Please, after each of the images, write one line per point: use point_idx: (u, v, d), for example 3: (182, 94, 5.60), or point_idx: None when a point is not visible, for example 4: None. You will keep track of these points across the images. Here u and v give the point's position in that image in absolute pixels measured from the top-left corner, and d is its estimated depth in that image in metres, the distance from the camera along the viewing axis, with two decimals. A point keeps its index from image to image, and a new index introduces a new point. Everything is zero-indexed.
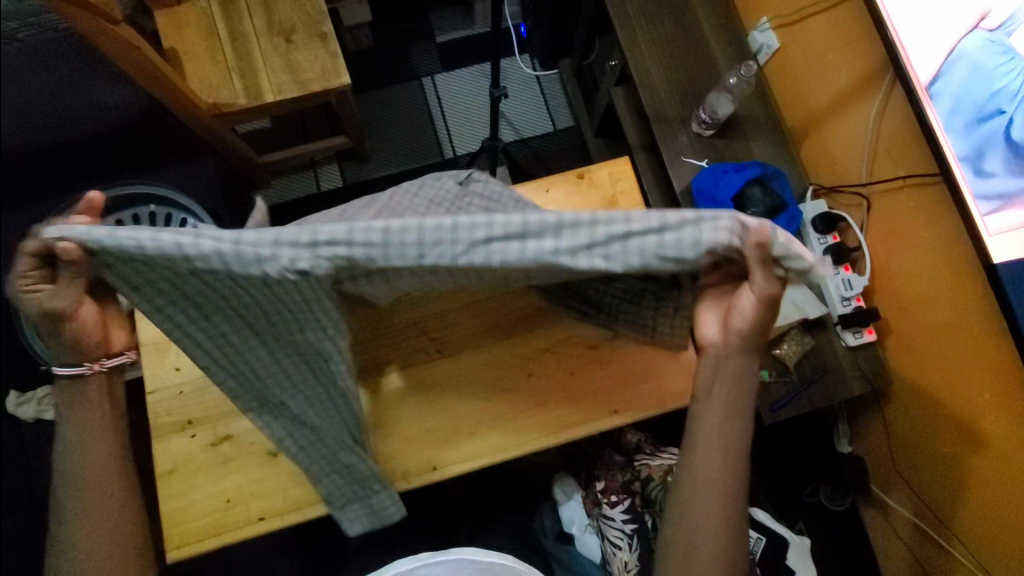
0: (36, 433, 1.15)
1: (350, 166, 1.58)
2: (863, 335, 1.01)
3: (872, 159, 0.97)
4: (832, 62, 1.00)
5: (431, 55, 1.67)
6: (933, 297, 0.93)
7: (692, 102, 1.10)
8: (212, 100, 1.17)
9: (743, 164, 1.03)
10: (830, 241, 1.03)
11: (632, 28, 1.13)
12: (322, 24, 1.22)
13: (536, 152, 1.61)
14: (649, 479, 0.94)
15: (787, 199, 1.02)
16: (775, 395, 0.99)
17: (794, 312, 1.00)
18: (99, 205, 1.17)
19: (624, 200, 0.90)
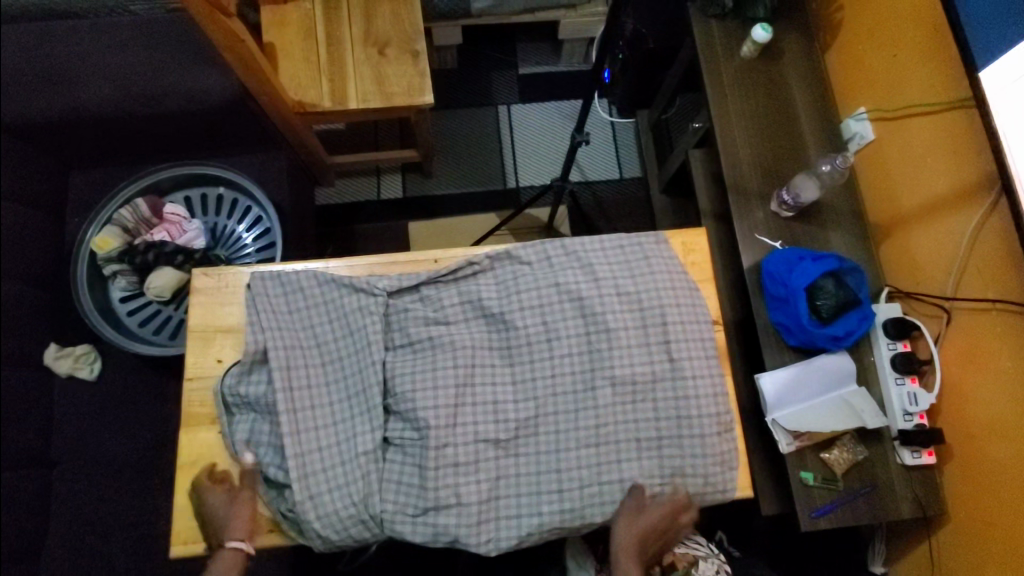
0: (66, 389, 1.15)
1: (413, 179, 1.59)
2: (921, 456, 0.94)
3: (960, 274, 0.92)
4: (932, 167, 0.96)
5: (511, 84, 1.68)
6: (1005, 433, 0.86)
7: (774, 180, 1.07)
8: (299, 99, 1.20)
9: (820, 254, 0.99)
10: (899, 348, 0.97)
11: (723, 95, 1.11)
12: (416, 43, 1.24)
13: (598, 196, 1.60)
14: (672, 568, 0.84)
15: (862, 297, 0.97)
16: (817, 501, 0.93)
17: (852, 418, 0.93)
18: (173, 180, 1.19)
19: (693, 272, 0.91)
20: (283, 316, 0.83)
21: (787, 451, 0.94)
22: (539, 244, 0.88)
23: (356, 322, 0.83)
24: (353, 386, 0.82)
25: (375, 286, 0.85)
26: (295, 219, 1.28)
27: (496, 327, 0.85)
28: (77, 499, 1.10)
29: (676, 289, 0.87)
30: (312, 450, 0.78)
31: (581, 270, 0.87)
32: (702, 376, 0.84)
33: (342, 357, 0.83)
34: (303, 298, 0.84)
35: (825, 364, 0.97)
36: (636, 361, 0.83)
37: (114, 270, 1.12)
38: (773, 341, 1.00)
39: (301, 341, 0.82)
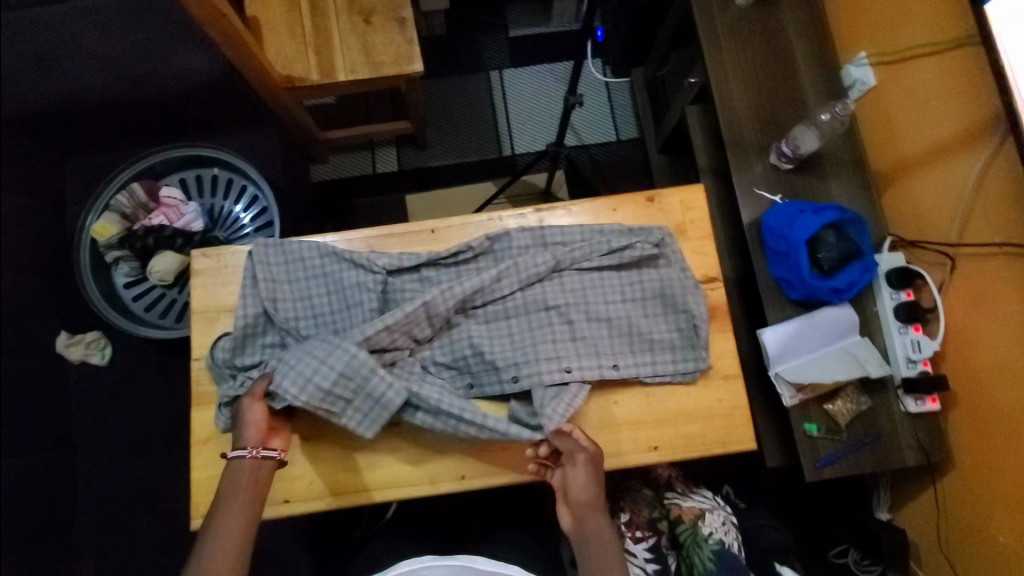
0: (80, 376, 1.17)
1: (408, 151, 1.58)
2: (925, 403, 0.95)
3: (965, 219, 0.91)
4: (936, 110, 0.93)
5: (503, 49, 1.64)
6: (1012, 378, 0.86)
7: (774, 133, 1.05)
8: (287, 73, 1.17)
9: (822, 206, 0.97)
10: (903, 297, 0.97)
11: (720, 47, 1.08)
12: (402, 9, 1.21)
13: (596, 160, 1.57)
14: (679, 520, 0.86)
15: (865, 248, 0.96)
16: (821, 451, 0.94)
17: (855, 368, 0.94)
18: (166, 162, 1.18)
19: (692, 230, 0.88)
20: (284, 287, 0.83)
21: (790, 404, 0.95)
22: (536, 228, 0.86)
23: (354, 297, 0.83)
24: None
25: (374, 263, 0.84)
26: (291, 198, 1.28)
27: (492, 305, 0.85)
28: (98, 479, 1.14)
29: (666, 281, 0.84)
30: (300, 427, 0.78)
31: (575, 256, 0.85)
32: (673, 364, 0.82)
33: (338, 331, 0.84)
34: (302, 272, 0.84)
35: (828, 316, 0.96)
36: (617, 350, 0.83)
37: (117, 256, 1.13)
38: (775, 295, 1.00)
39: (299, 313, 0.84)
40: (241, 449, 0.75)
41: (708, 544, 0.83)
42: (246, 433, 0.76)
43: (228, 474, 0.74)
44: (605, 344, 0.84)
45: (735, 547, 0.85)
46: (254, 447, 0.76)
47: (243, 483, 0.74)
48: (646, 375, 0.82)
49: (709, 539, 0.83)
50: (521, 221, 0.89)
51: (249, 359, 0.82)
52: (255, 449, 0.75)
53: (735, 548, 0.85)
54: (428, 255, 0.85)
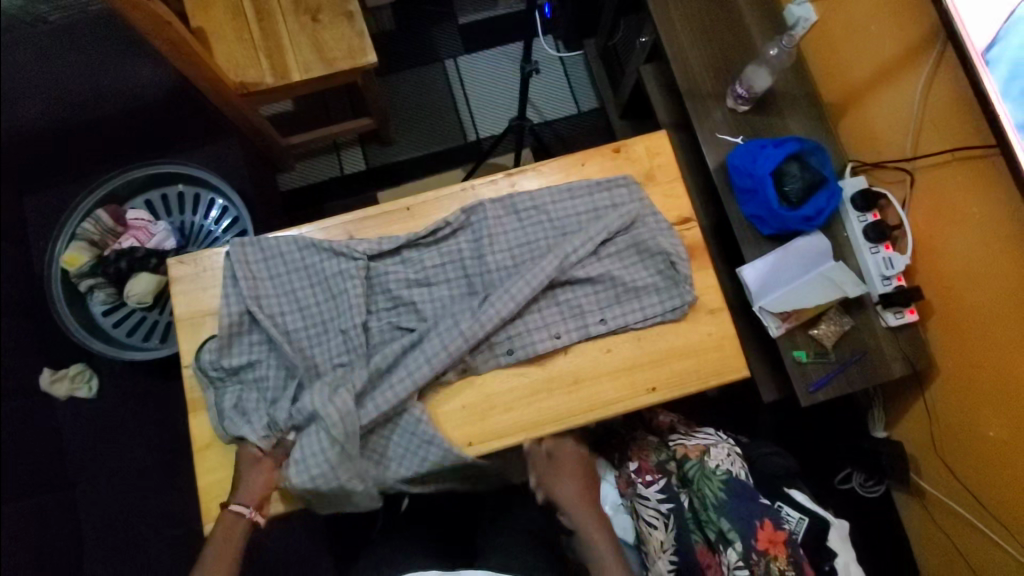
0: (69, 412, 1.15)
1: (372, 148, 1.58)
2: (903, 315, 0.98)
3: (918, 133, 0.94)
4: (877, 33, 0.97)
5: (453, 37, 1.65)
6: (981, 277, 0.90)
7: (727, 79, 1.08)
8: (240, 79, 1.16)
9: (782, 139, 1.00)
10: (870, 219, 1.00)
11: (664, 2, 1.10)
12: (348, 3, 1.21)
13: (560, 134, 1.59)
14: (686, 458, 0.87)
15: (828, 174, 0.99)
16: (812, 375, 0.97)
17: (834, 291, 0.97)
18: (129, 184, 1.17)
19: (661, 174, 0.89)
20: (266, 284, 0.83)
21: (777, 334, 0.97)
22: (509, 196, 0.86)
23: (338, 286, 0.83)
24: (335, 346, 0.82)
25: (355, 250, 0.84)
26: (262, 206, 1.27)
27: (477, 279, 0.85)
28: (103, 512, 1.12)
29: (640, 230, 0.85)
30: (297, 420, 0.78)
31: (551, 223, 0.86)
32: (660, 305, 0.84)
33: (324, 322, 0.83)
34: (282, 265, 0.84)
35: (802, 246, 0.99)
36: (601, 302, 0.85)
37: (90, 284, 1.11)
38: (749, 232, 1.02)
39: (283, 309, 0.83)
40: (240, 506, 0.76)
41: (716, 475, 0.84)
42: (247, 491, 0.76)
43: (222, 522, 0.76)
44: (593, 301, 0.85)
45: (743, 475, 0.87)
46: (252, 507, 0.76)
47: (233, 538, 0.76)
48: (636, 320, 0.84)
49: (717, 471, 0.85)
50: (494, 187, 0.89)
51: (235, 359, 0.81)
52: (252, 512, 0.76)
53: (743, 476, 0.87)
54: (407, 236, 0.85)
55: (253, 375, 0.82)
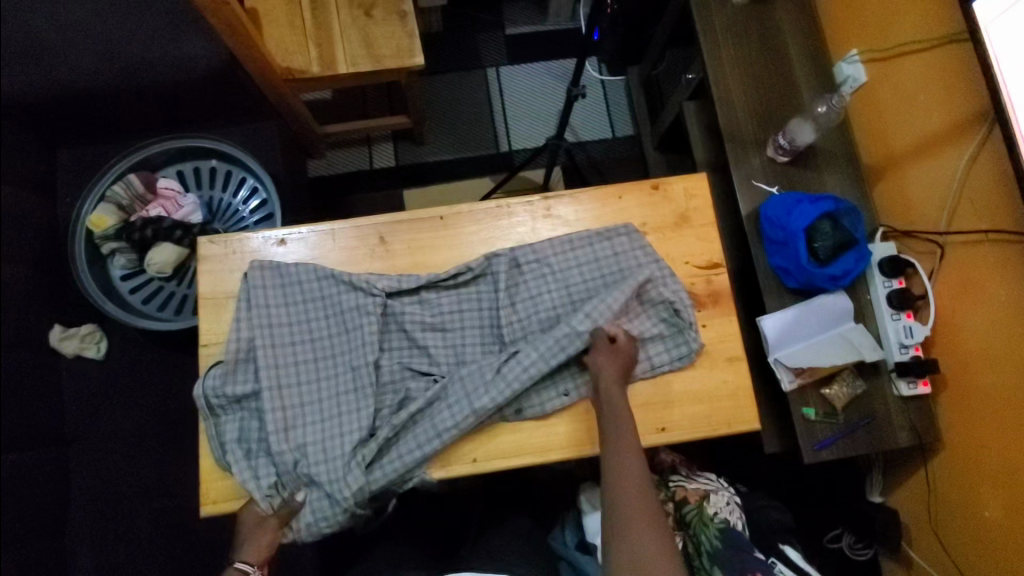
0: (74, 372, 1.15)
1: (405, 146, 1.59)
2: (917, 386, 0.98)
3: (955, 208, 0.94)
4: (924, 104, 0.97)
5: (499, 46, 1.66)
6: (998, 360, 0.90)
7: (769, 128, 1.09)
8: (287, 65, 1.17)
9: (818, 196, 1.00)
10: (895, 285, 1.00)
11: (717, 44, 1.11)
12: (402, 3, 1.22)
13: (592, 156, 1.60)
14: (684, 502, 0.87)
15: (859, 237, 0.99)
16: (819, 434, 0.97)
17: (852, 353, 0.97)
18: (164, 153, 1.17)
19: (696, 217, 0.88)
20: (278, 311, 0.82)
21: (789, 389, 0.97)
22: (529, 245, 0.86)
23: (352, 321, 0.82)
24: (344, 382, 0.81)
25: (374, 285, 0.83)
26: (290, 190, 1.27)
27: (496, 328, 0.85)
28: (94, 475, 1.12)
29: (653, 284, 0.84)
30: (302, 455, 0.77)
31: (569, 276, 0.85)
32: (667, 355, 0.83)
33: (334, 354, 0.82)
34: (298, 294, 0.83)
35: (825, 304, 0.99)
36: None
37: (113, 248, 1.12)
38: (774, 284, 1.02)
39: (292, 337, 0.82)
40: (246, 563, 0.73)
41: (714, 522, 0.83)
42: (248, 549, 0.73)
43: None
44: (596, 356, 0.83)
45: (739, 526, 0.87)
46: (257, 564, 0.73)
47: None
48: (643, 370, 0.83)
49: (715, 518, 0.84)
50: (529, 208, 0.88)
51: (236, 389, 0.79)
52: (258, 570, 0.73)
53: (739, 528, 0.86)
54: (428, 276, 0.84)
55: (252, 406, 0.80)
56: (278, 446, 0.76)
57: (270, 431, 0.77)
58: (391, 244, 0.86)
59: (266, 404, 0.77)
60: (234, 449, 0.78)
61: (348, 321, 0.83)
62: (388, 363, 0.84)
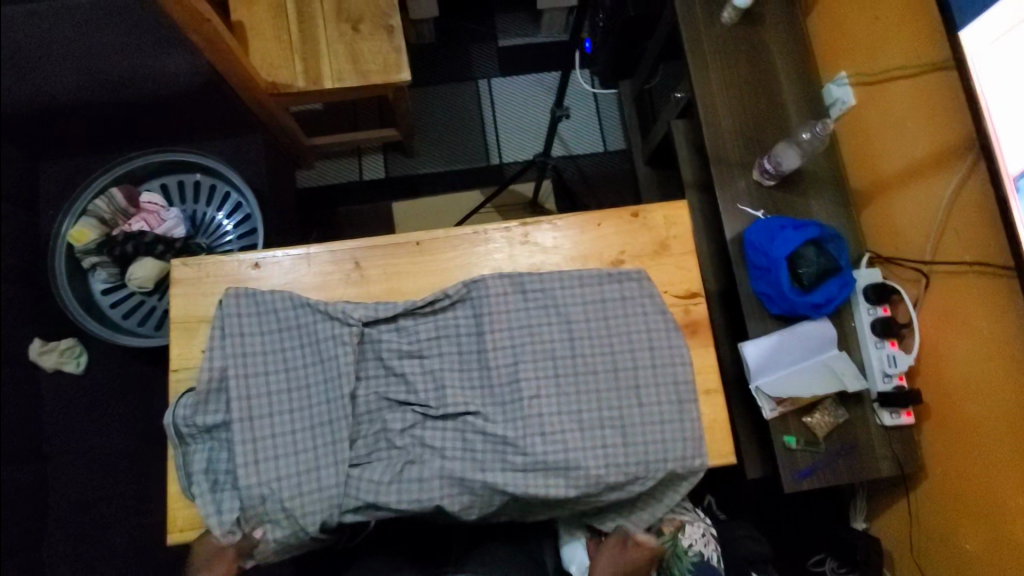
0: (53, 386, 1.14)
1: (395, 159, 1.58)
2: (899, 416, 0.97)
3: (940, 238, 0.93)
4: (911, 132, 0.96)
5: (491, 58, 1.65)
6: (979, 391, 0.89)
7: (755, 150, 1.08)
8: (272, 79, 1.17)
9: (802, 222, 0.99)
10: (880, 313, 0.99)
11: (704, 65, 1.11)
12: (390, 18, 1.22)
13: (583, 171, 1.59)
14: (660, 532, 0.86)
15: (843, 264, 0.98)
16: (799, 463, 0.96)
17: (834, 381, 0.96)
18: (147, 167, 1.16)
19: (676, 245, 0.87)
20: (254, 339, 0.80)
21: (770, 417, 0.96)
22: (516, 276, 0.84)
23: (328, 351, 0.81)
24: (317, 413, 0.80)
25: (350, 315, 0.82)
26: (275, 204, 1.26)
27: (473, 358, 0.83)
28: (71, 491, 1.11)
29: (652, 332, 0.83)
30: (269, 488, 0.76)
31: (558, 311, 0.83)
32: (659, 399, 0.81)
33: (308, 384, 0.81)
34: (273, 321, 0.81)
35: (807, 331, 0.98)
36: (594, 396, 0.81)
37: (94, 262, 1.11)
38: (757, 310, 1.01)
39: (267, 365, 0.81)
40: None
41: (688, 556, 0.84)
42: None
43: None
44: (584, 399, 0.81)
45: (713, 557, 0.87)
46: None
47: None
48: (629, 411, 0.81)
49: (689, 551, 0.85)
50: (507, 234, 0.87)
51: (208, 418, 0.79)
52: None
53: (714, 559, 0.87)
54: (405, 304, 0.83)
55: (224, 435, 0.79)
56: (246, 479, 0.76)
57: (239, 464, 0.76)
58: (367, 268, 0.86)
59: (236, 436, 0.77)
60: (201, 481, 0.78)
61: (323, 351, 0.81)
62: (364, 391, 0.83)
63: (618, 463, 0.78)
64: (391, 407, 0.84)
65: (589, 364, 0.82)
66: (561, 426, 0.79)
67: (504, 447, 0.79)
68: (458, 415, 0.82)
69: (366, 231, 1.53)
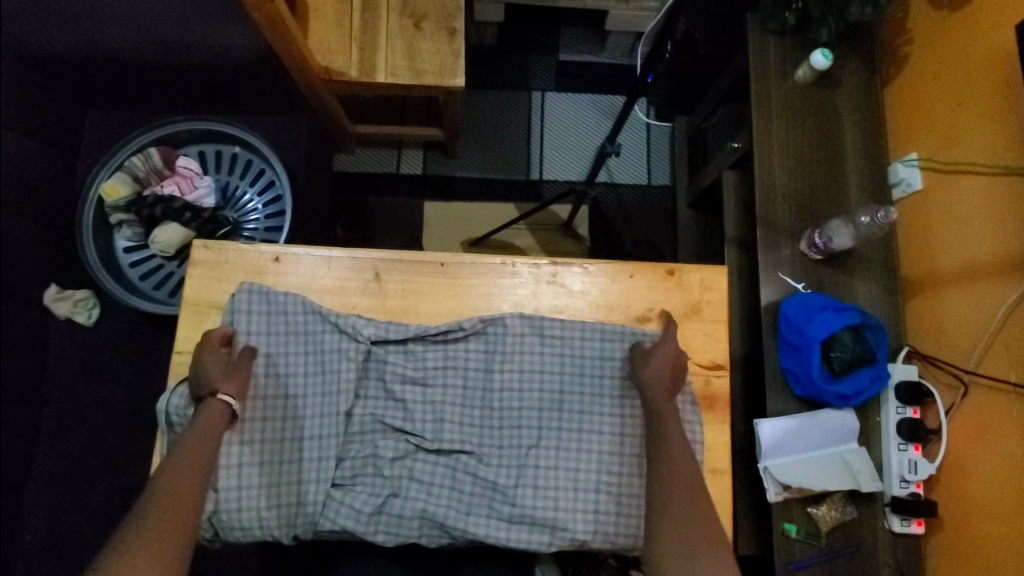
0: (62, 333, 1.14)
1: (435, 157, 1.56)
2: (909, 525, 0.92)
3: (986, 350, 0.87)
4: (978, 231, 0.90)
5: (549, 71, 1.61)
6: (997, 510, 0.83)
7: (806, 219, 1.03)
8: (326, 64, 1.15)
9: (843, 305, 0.94)
10: (908, 414, 0.94)
11: (768, 122, 1.06)
12: (454, 20, 1.19)
13: (621, 201, 1.55)
14: None
15: (879, 356, 0.93)
16: (796, 554, 0.91)
17: (847, 477, 0.91)
18: (188, 132, 1.16)
19: (707, 310, 0.83)
20: (260, 341, 0.80)
21: (774, 500, 0.92)
22: (534, 318, 0.82)
23: (333, 363, 0.81)
24: (310, 425, 0.80)
25: (360, 332, 0.81)
26: (308, 188, 1.25)
27: (474, 396, 0.82)
28: (64, 439, 1.12)
29: None
30: (250, 493, 0.77)
31: (570, 362, 0.81)
32: None
33: (306, 395, 0.80)
34: (282, 325, 0.81)
35: (829, 419, 0.94)
36: (590, 455, 0.79)
37: (121, 219, 1.11)
38: (780, 386, 0.97)
39: (268, 368, 0.80)
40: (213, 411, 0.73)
41: None
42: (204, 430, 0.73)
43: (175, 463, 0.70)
44: (579, 460, 0.79)
45: None
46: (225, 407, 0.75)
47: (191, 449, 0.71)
48: (630, 479, 0.78)
49: None
50: (534, 270, 0.85)
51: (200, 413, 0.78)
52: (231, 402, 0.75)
53: None
54: (417, 329, 0.82)
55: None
56: (228, 482, 0.76)
57: (222, 465, 0.76)
58: (387, 281, 0.84)
59: (224, 436, 0.77)
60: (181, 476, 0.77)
61: (329, 362, 0.81)
62: (360, 411, 0.82)
63: (604, 532, 0.77)
64: (384, 432, 0.82)
65: (592, 424, 0.80)
66: (551, 482, 0.78)
67: (492, 493, 0.79)
68: (449, 452, 0.81)
69: (393, 226, 1.51)
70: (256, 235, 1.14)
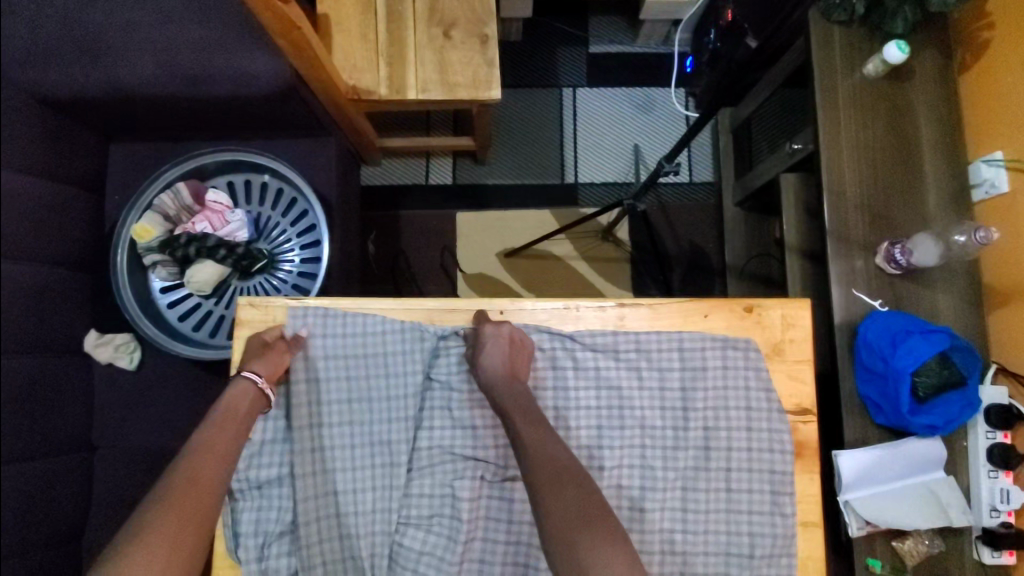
0: (108, 379, 1.13)
1: (464, 164, 1.49)
2: (1001, 556, 0.87)
3: None
4: None
5: (579, 65, 1.52)
6: None
7: (881, 230, 0.95)
8: (354, 83, 1.09)
9: (931, 328, 0.86)
10: (999, 438, 0.89)
11: (837, 121, 0.97)
12: (487, 26, 1.11)
13: (662, 199, 1.47)
14: None
15: (970, 380, 0.86)
16: None
17: (936, 511, 0.86)
18: (215, 163, 1.10)
19: (790, 350, 0.81)
20: (320, 361, 0.82)
21: (857, 535, 0.87)
22: (602, 343, 0.81)
23: (394, 384, 0.83)
24: (379, 455, 0.82)
25: (420, 343, 0.83)
26: (341, 211, 1.20)
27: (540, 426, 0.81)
28: (118, 484, 1.11)
29: (750, 407, 0.79)
30: (324, 526, 0.80)
31: (640, 381, 0.81)
32: (747, 474, 0.78)
33: (371, 432, 0.82)
34: (342, 348, 0.82)
35: (915, 449, 0.88)
36: (664, 478, 0.79)
37: (155, 259, 1.06)
38: (858, 414, 0.91)
39: (334, 399, 0.82)
40: (255, 375, 0.77)
41: None
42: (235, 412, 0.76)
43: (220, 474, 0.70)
44: (659, 478, 0.79)
45: None
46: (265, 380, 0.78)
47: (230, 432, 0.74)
48: (717, 497, 0.79)
49: None
50: (601, 313, 0.83)
51: (262, 471, 0.81)
52: (265, 384, 0.77)
53: None
54: None
55: (278, 490, 0.81)
56: (304, 527, 0.79)
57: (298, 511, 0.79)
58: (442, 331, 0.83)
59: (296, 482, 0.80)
60: (251, 543, 0.79)
61: (393, 381, 0.83)
62: (431, 437, 0.83)
63: (687, 549, 0.78)
64: (456, 461, 0.83)
65: (664, 448, 0.80)
66: (633, 504, 0.78)
67: None
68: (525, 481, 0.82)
69: (427, 238, 1.45)
70: (293, 270, 1.10)
